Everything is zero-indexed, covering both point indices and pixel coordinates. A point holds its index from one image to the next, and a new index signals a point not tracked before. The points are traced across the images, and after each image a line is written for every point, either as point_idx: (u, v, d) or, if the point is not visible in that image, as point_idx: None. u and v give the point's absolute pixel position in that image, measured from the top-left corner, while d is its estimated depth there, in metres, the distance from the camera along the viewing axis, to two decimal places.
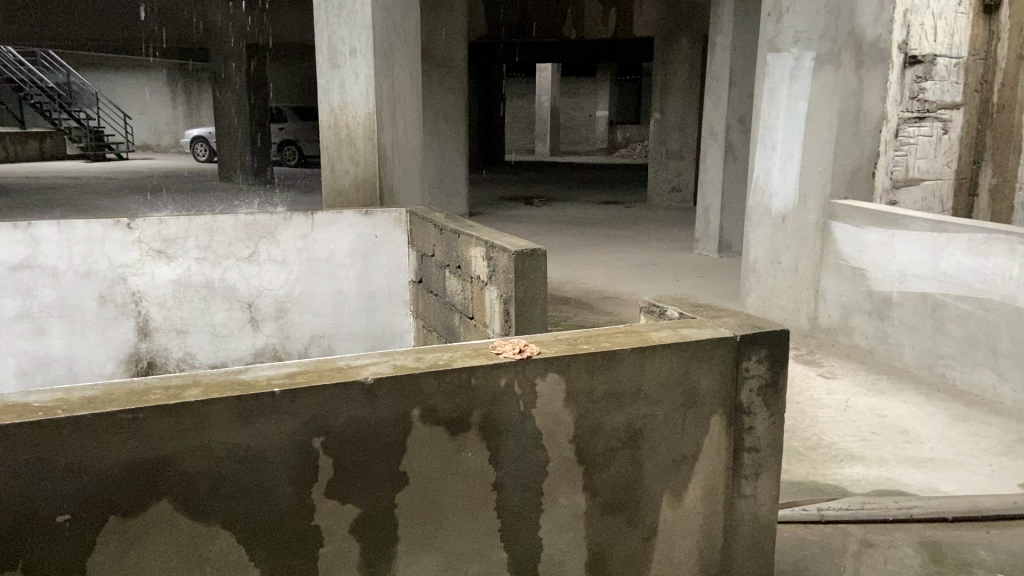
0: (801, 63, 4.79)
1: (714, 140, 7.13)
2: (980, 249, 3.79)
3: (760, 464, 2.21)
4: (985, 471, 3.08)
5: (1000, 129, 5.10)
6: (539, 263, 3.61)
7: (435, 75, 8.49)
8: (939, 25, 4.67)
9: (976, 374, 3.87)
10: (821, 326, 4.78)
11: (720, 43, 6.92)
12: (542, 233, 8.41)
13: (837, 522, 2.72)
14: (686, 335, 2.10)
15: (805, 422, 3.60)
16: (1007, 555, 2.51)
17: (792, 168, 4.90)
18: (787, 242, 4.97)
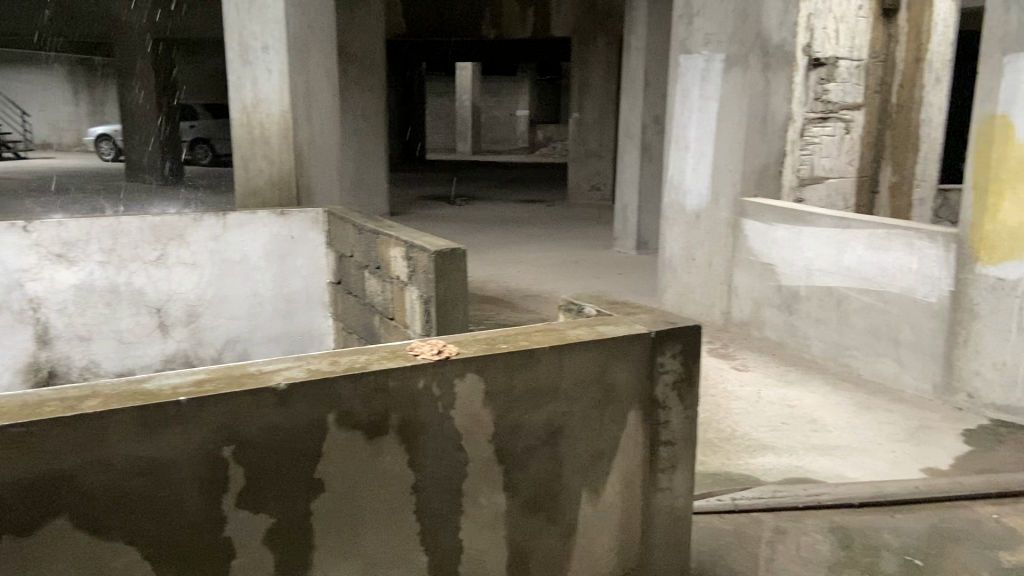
0: (711, 64, 4.97)
1: (631, 140, 7.23)
2: (881, 244, 3.96)
3: (676, 457, 2.25)
4: (888, 457, 3.23)
5: (898, 129, 5.36)
6: (459, 261, 3.61)
7: (352, 72, 8.36)
8: (841, 28, 4.81)
9: (879, 363, 4.05)
10: (734, 320, 4.93)
11: (635, 45, 7.04)
12: (464, 232, 8.41)
13: (750, 511, 2.80)
14: (603, 332, 2.13)
15: (719, 414, 3.71)
16: (910, 538, 2.63)
17: (704, 166, 5.06)
18: (701, 239, 5.11)
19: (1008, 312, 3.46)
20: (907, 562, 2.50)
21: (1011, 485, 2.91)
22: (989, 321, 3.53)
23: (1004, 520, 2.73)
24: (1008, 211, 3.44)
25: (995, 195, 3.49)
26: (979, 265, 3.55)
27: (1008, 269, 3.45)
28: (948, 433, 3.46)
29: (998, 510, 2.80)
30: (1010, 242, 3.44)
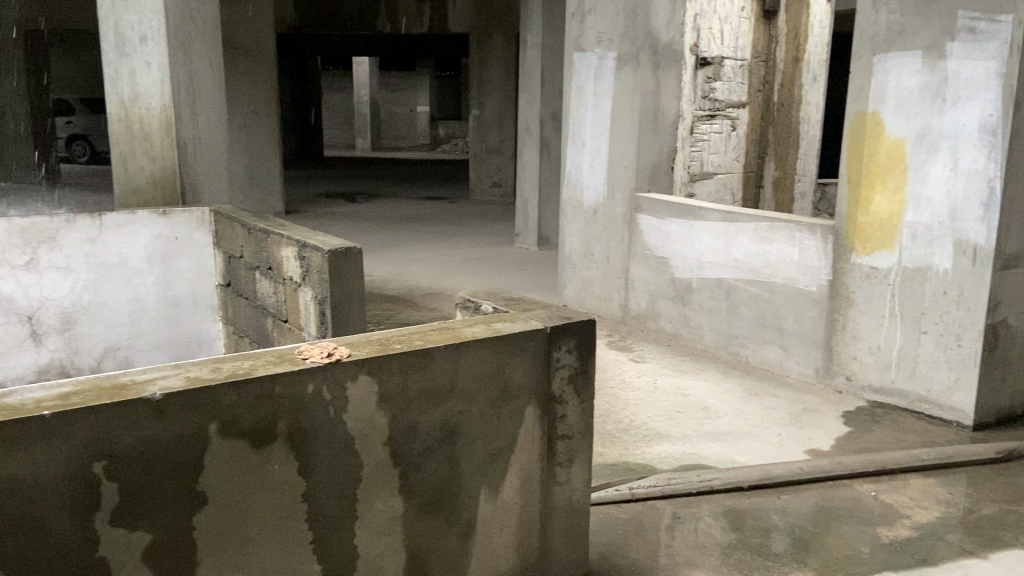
0: (604, 62, 5.06)
1: (530, 136, 7.28)
2: (766, 236, 4.13)
3: (573, 451, 2.27)
4: (775, 440, 3.37)
5: (780, 127, 5.60)
6: (355, 260, 3.55)
7: (242, 66, 8.09)
8: (725, 29, 5.01)
9: (766, 350, 4.22)
10: (631, 312, 5.04)
11: (531, 42, 7.09)
12: (363, 230, 8.27)
13: (646, 499, 2.87)
14: (499, 328, 2.13)
15: (617, 405, 3.78)
16: (797, 518, 2.75)
17: (600, 162, 5.15)
18: (598, 234, 5.19)
19: (880, 299, 3.68)
20: (794, 541, 2.61)
21: (887, 462, 3.08)
22: (864, 307, 3.74)
23: (881, 497, 2.89)
24: (879, 204, 3.65)
25: (867, 189, 3.69)
26: (855, 255, 3.76)
27: (880, 259, 3.66)
28: (829, 415, 3.64)
29: (875, 488, 2.96)
30: (882, 233, 3.65)
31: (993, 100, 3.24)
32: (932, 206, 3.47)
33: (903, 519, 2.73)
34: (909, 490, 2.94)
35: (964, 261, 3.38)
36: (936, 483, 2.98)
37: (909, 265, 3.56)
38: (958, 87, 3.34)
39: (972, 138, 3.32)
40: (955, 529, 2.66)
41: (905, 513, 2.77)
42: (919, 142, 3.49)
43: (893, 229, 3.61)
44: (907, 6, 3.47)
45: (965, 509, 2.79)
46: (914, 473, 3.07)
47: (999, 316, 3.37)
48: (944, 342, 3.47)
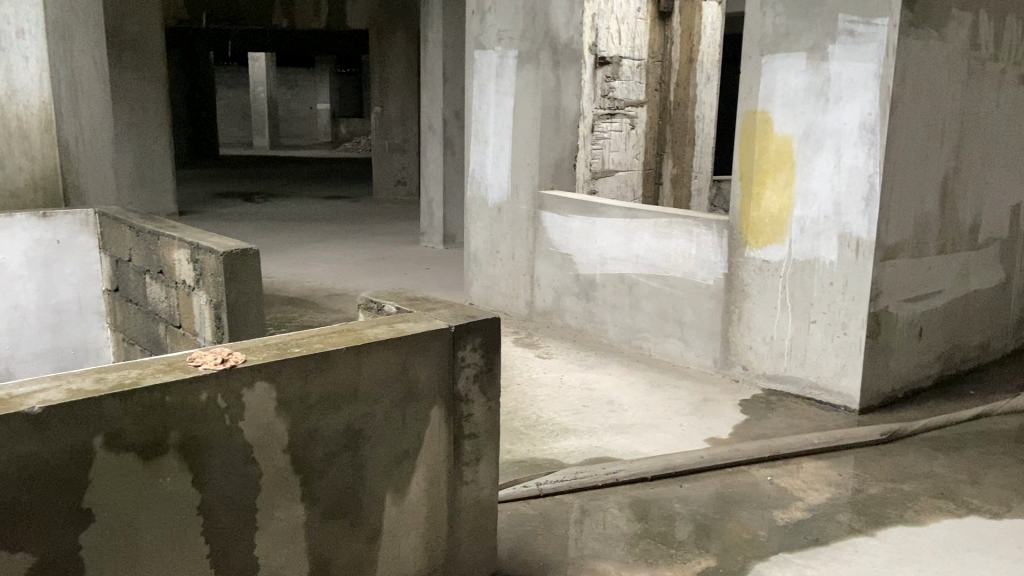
0: (505, 61, 5.07)
1: (433, 134, 7.23)
2: (665, 232, 4.24)
3: (479, 450, 2.26)
4: (677, 430, 3.46)
5: (677, 125, 5.77)
6: (251, 262, 3.43)
7: (129, 60, 7.70)
8: (622, 29, 5.11)
9: (667, 343, 4.33)
10: (537, 309, 5.06)
11: (432, 40, 7.05)
12: (263, 230, 8.01)
13: (553, 493, 2.89)
14: (402, 329, 2.10)
15: (524, 402, 3.80)
16: (698, 505, 2.83)
17: (503, 159, 5.16)
18: (503, 232, 5.20)
19: (773, 290, 3.83)
20: (696, 528, 2.68)
21: (781, 448, 3.21)
22: (758, 299, 3.89)
23: (777, 481, 3.01)
24: (770, 199, 3.80)
25: (758, 184, 3.83)
26: (749, 249, 3.91)
27: (771, 252, 3.82)
28: (727, 404, 3.76)
29: (771, 473, 3.08)
30: (773, 227, 3.80)
31: (872, 99, 3.42)
32: (818, 201, 3.64)
33: (797, 501, 2.85)
34: (802, 473, 3.07)
35: (848, 253, 3.56)
36: (826, 466, 3.13)
37: (798, 257, 3.72)
38: (840, 87, 3.51)
39: (853, 136, 3.49)
40: (844, 509, 2.79)
41: (799, 495, 2.89)
42: (806, 140, 3.65)
43: (783, 223, 3.76)
44: (792, 9, 3.63)
45: (853, 489, 2.94)
46: (807, 457, 3.21)
47: (880, 305, 3.57)
48: (832, 330, 3.64)
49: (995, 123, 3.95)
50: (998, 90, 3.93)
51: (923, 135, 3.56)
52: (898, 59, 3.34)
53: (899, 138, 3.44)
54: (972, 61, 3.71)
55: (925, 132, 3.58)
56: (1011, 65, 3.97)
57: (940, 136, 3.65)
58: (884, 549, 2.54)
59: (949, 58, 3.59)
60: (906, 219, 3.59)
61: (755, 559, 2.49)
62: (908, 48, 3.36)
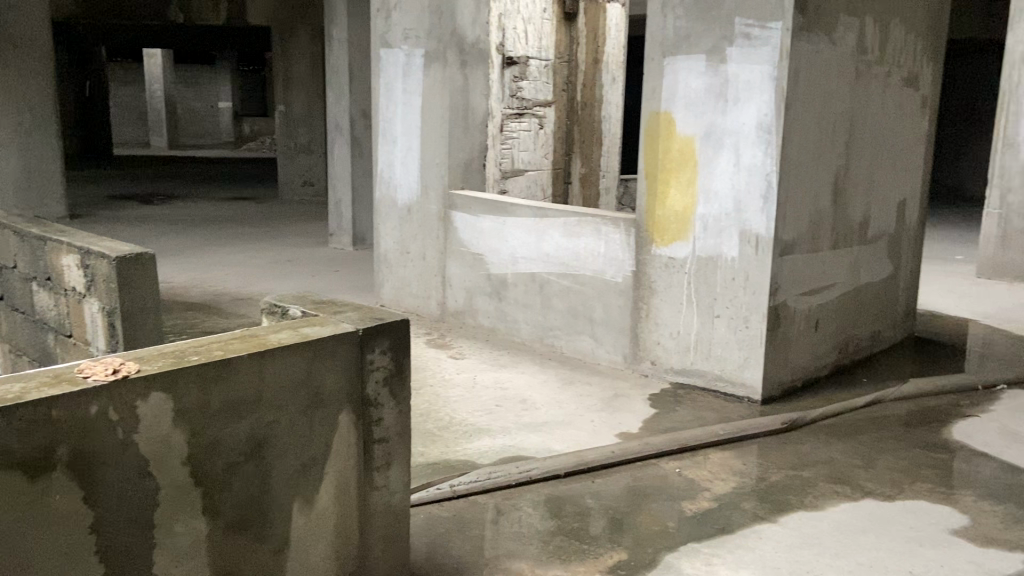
0: (411, 59, 5.01)
1: (340, 134, 7.10)
2: (574, 230, 4.29)
3: (390, 454, 2.22)
4: (589, 427, 3.50)
5: (584, 125, 5.86)
6: (147, 266, 3.28)
7: (12, 57, 7.28)
8: (528, 29, 5.16)
9: (578, 341, 4.37)
10: (449, 310, 5.03)
11: (336, 38, 6.93)
12: (162, 234, 7.68)
13: (466, 495, 2.87)
14: (306, 333, 2.04)
15: (437, 404, 3.76)
16: (610, 500, 2.87)
17: (412, 159, 5.10)
18: (412, 232, 5.15)
19: (679, 286, 3.92)
20: (608, 522, 2.72)
21: (689, 440, 3.28)
22: (665, 295, 3.98)
23: (684, 473, 3.08)
24: (673, 198, 3.89)
25: (662, 183, 3.92)
26: (655, 247, 3.99)
27: (676, 249, 3.91)
28: (637, 399, 3.83)
29: (679, 465, 3.15)
30: (677, 225, 3.90)
31: (768, 100, 3.55)
32: (720, 198, 3.75)
33: (704, 492, 2.93)
34: (708, 464, 3.16)
35: (748, 249, 3.68)
36: (731, 456, 3.23)
37: (701, 254, 3.83)
38: (738, 88, 3.63)
39: (751, 136, 3.61)
40: (748, 497, 2.89)
41: (707, 486, 2.97)
42: (707, 139, 3.75)
43: (687, 221, 3.86)
44: (691, 12, 3.73)
45: (757, 477, 3.04)
46: (713, 448, 3.30)
47: (779, 299, 3.71)
48: (735, 324, 3.76)
49: (880, 124, 4.17)
50: (883, 93, 4.14)
51: (815, 135, 3.72)
52: (791, 61, 3.48)
53: (794, 138, 3.58)
54: (859, 65, 3.90)
55: (818, 132, 3.74)
56: (894, 69, 4.20)
57: (832, 136, 3.82)
58: (786, 534, 2.64)
59: (839, 62, 3.76)
60: (802, 216, 3.74)
61: (665, 550, 2.54)
62: (800, 51, 3.51)
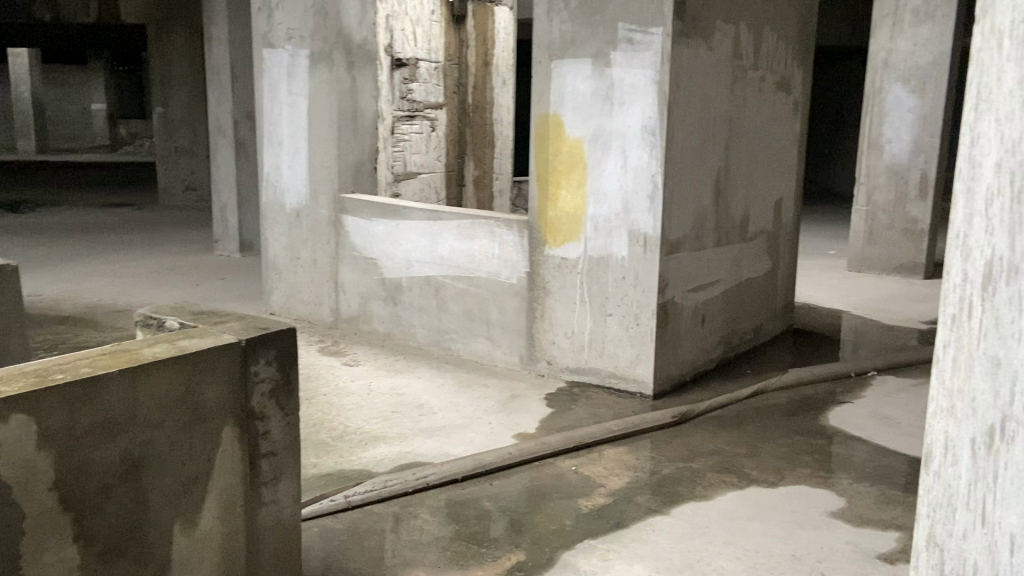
0: (295, 60, 4.90)
1: (223, 136, 6.85)
2: (467, 233, 4.28)
3: (278, 468, 2.15)
4: (486, 429, 3.49)
5: (476, 127, 5.89)
6: (7, 279, 3.08)
7: None
8: (417, 31, 5.13)
9: (474, 343, 4.37)
10: (342, 316, 4.92)
11: (217, 37, 6.69)
12: (30, 244, 7.18)
13: (361, 505, 2.81)
14: (184, 346, 1.94)
15: (330, 413, 3.67)
16: (508, 501, 2.87)
17: (300, 163, 4.97)
18: (302, 237, 5.01)
19: (572, 287, 3.98)
20: (506, 524, 2.72)
21: (584, 438, 3.33)
22: (559, 296, 4.03)
23: (580, 470, 3.12)
24: (564, 199, 3.94)
25: (553, 185, 3.96)
26: (547, 248, 4.03)
27: (568, 250, 3.96)
28: (534, 399, 3.86)
29: (575, 462, 3.19)
30: (568, 225, 3.95)
31: (651, 103, 3.65)
32: (609, 199, 3.83)
33: (599, 488, 2.98)
34: (603, 460, 3.21)
35: (637, 249, 3.77)
36: (625, 451, 3.29)
37: (593, 254, 3.90)
38: (623, 92, 3.72)
39: (637, 138, 3.71)
40: (642, 491, 2.95)
41: (602, 482, 3.02)
42: (594, 141, 3.83)
43: (578, 222, 3.92)
44: (576, 16, 3.80)
45: (650, 471, 3.12)
46: (607, 444, 3.36)
47: (667, 296, 3.82)
48: (626, 322, 3.85)
49: (757, 127, 4.36)
50: (759, 96, 4.33)
51: (697, 137, 3.85)
52: (671, 66, 3.60)
53: (677, 140, 3.70)
54: (736, 69, 4.07)
55: (699, 135, 3.87)
56: (768, 74, 4.40)
57: (712, 138, 3.97)
58: (678, 525, 2.71)
59: (716, 67, 3.91)
60: (686, 215, 3.87)
61: (562, 549, 2.56)
62: (680, 56, 3.63)
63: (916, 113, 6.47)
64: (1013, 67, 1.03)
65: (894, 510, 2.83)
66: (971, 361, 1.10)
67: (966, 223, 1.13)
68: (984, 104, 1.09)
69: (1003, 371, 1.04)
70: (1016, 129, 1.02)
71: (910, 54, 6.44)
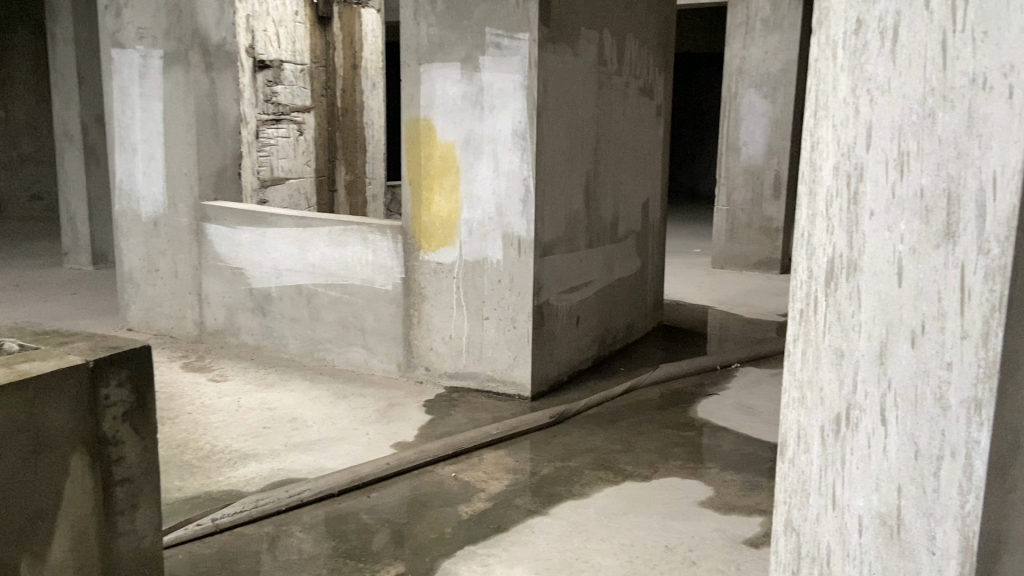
0: (148, 62, 4.62)
1: (70, 142, 6.40)
2: (339, 240, 4.18)
3: (136, 495, 2.02)
4: (363, 440, 3.42)
5: (346, 131, 5.79)
6: None
7: None
8: (279, 32, 5.00)
9: (350, 352, 4.27)
10: (208, 330, 4.69)
11: (60, 36, 6.25)
12: None
13: (230, 527, 2.69)
14: (24, 370, 1.79)
15: (196, 433, 3.48)
16: (387, 512, 2.82)
17: (156, 170, 4.70)
18: (162, 248, 4.75)
19: (448, 292, 3.96)
20: (387, 535, 2.67)
21: (463, 443, 3.32)
22: (435, 301, 4.00)
23: (460, 476, 3.11)
24: (437, 204, 3.92)
25: (427, 190, 3.93)
26: (422, 253, 3.99)
27: (443, 255, 3.94)
28: (412, 407, 3.81)
29: (455, 469, 3.17)
30: (443, 230, 3.93)
31: (521, 108, 3.68)
32: (482, 204, 3.83)
33: (479, 493, 2.97)
34: (483, 465, 3.21)
35: (512, 252, 3.80)
36: (504, 454, 3.31)
37: (468, 258, 3.89)
38: (493, 96, 3.74)
39: (507, 142, 3.73)
40: (521, 493, 2.97)
41: (481, 487, 3.02)
42: (466, 146, 3.83)
43: (453, 227, 3.91)
44: (443, 20, 3.79)
45: (529, 472, 3.14)
46: (487, 448, 3.36)
47: (542, 298, 3.87)
48: (503, 326, 3.87)
49: (623, 131, 4.49)
50: (624, 102, 4.47)
51: (566, 141, 3.92)
52: (539, 71, 3.64)
53: (546, 144, 3.75)
54: (601, 76, 4.18)
55: (568, 139, 3.94)
56: (632, 80, 4.54)
57: (580, 142, 4.05)
58: (556, 525, 2.74)
59: (582, 73, 4.00)
60: (558, 217, 3.93)
61: (442, 557, 2.54)
62: (547, 61, 3.68)
63: (768, 117, 6.85)
64: (846, 76, 1.09)
65: (758, 496, 2.98)
66: (819, 354, 1.17)
67: (810, 223, 1.19)
68: (822, 111, 1.15)
69: (847, 362, 1.10)
70: (851, 135, 1.08)
71: (761, 61, 6.83)
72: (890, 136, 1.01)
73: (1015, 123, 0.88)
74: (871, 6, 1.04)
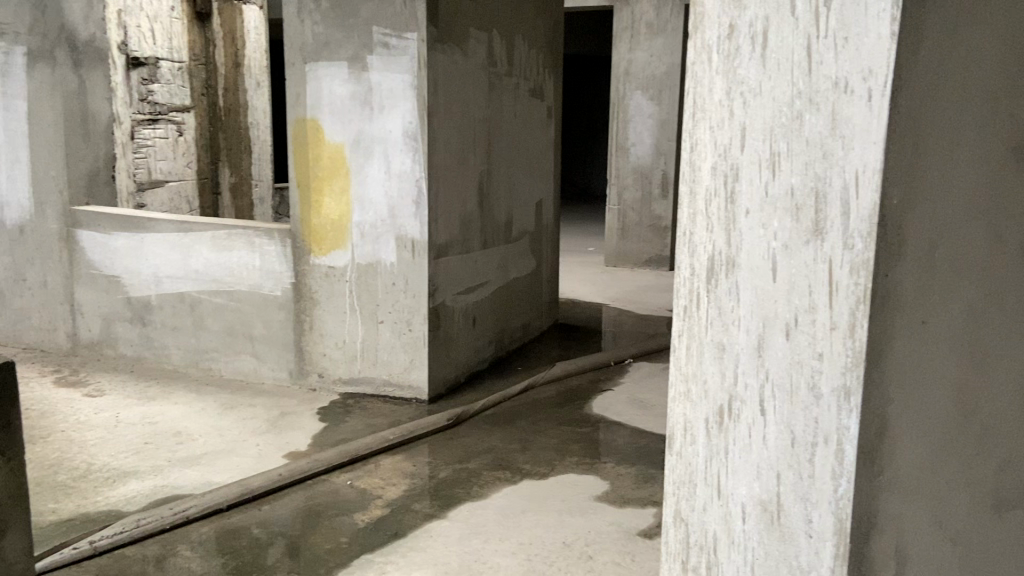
0: (8, 58, 4.29)
1: None
2: (223, 244, 4.02)
3: (4, 520, 1.87)
4: (253, 451, 3.30)
5: (229, 131, 5.70)
6: None
7: None
8: (155, 28, 4.86)
9: (238, 361, 4.11)
10: (82, 342, 4.42)
11: None
12: None
13: (110, 550, 2.54)
14: None
15: (70, 452, 3.27)
16: (280, 525, 2.73)
17: (20, 173, 4.39)
18: (29, 256, 4.44)
19: (341, 296, 3.87)
20: (281, 549, 2.58)
21: (359, 449, 3.26)
22: (328, 306, 3.90)
23: (356, 484, 3.04)
24: (327, 206, 3.83)
25: (315, 192, 3.83)
26: (312, 257, 3.89)
27: (335, 258, 3.85)
28: (306, 415, 3.71)
29: (351, 476, 3.10)
30: (334, 233, 3.84)
31: (411, 108, 3.65)
32: (374, 206, 3.77)
33: (375, 499, 2.92)
34: (380, 471, 3.16)
35: (405, 254, 3.76)
36: (402, 459, 3.26)
37: (360, 261, 3.82)
38: (381, 96, 3.69)
39: (398, 143, 3.69)
40: (419, 497, 2.94)
41: (377, 493, 2.97)
42: (356, 147, 3.76)
43: (344, 230, 3.82)
44: (329, 19, 3.71)
45: (427, 476, 3.11)
46: (384, 454, 3.30)
47: (437, 300, 3.84)
48: (398, 329, 3.82)
49: (514, 132, 4.52)
50: (514, 103, 4.49)
51: (458, 142, 3.91)
52: (428, 72, 3.61)
53: (438, 144, 3.73)
54: (491, 77, 4.19)
55: (459, 140, 3.93)
56: (522, 81, 4.57)
57: (472, 142, 4.05)
58: (456, 528, 2.73)
59: (472, 73, 3.99)
60: (451, 218, 3.91)
61: (339, 567, 2.48)
62: (436, 62, 3.66)
63: (655, 119, 7.05)
64: (721, 79, 1.13)
65: (651, 488, 3.06)
66: (701, 347, 1.21)
67: (690, 222, 1.23)
68: (699, 113, 1.19)
69: (728, 356, 1.14)
70: (726, 136, 1.12)
71: (646, 64, 7.03)
72: (763, 137, 1.05)
73: (873, 125, 0.91)
74: (741, 12, 1.09)
